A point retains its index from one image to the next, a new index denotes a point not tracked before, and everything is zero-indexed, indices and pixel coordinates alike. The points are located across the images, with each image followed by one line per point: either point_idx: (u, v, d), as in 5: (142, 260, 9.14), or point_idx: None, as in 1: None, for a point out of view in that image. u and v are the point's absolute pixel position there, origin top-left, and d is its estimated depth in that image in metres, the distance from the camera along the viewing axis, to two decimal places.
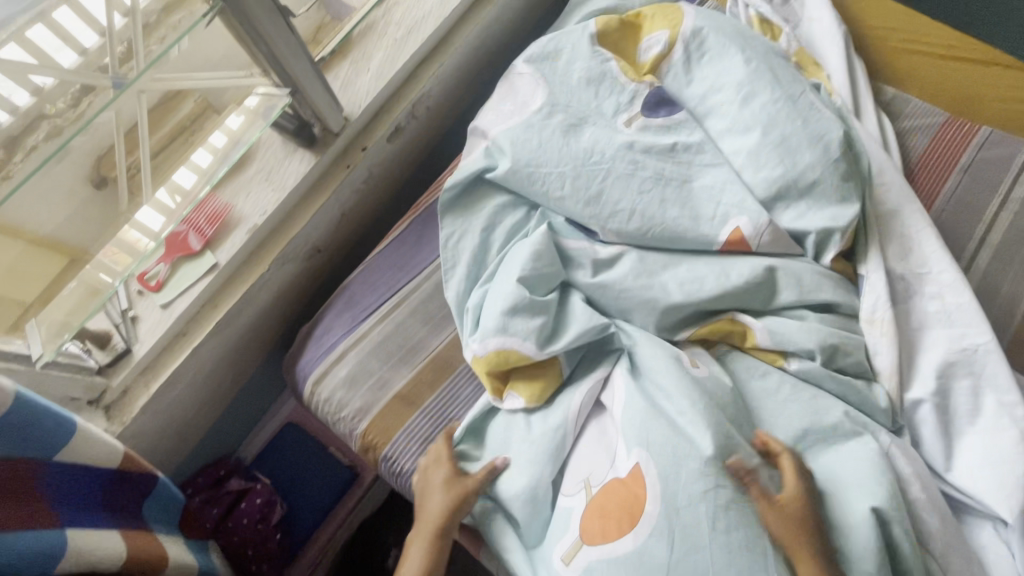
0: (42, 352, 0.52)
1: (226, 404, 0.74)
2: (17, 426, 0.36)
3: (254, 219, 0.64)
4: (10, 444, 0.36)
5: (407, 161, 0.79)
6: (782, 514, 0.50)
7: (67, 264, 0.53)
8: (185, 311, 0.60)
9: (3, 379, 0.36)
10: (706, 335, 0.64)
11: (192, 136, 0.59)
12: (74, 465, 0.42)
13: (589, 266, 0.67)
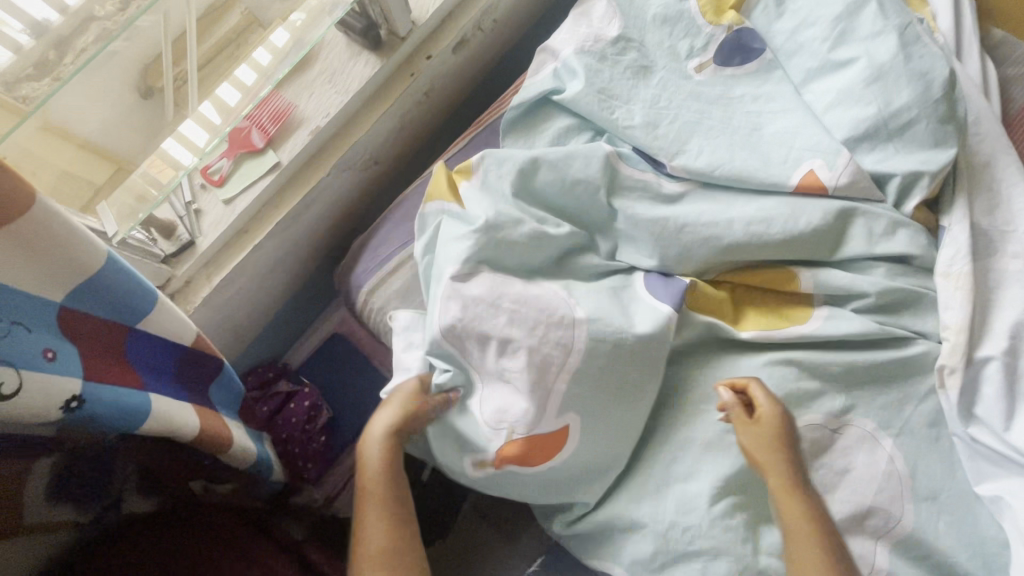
0: (117, 230, 0.53)
1: (276, 309, 0.75)
2: (99, 285, 0.36)
3: (316, 120, 0.62)
4: (95, 303, 0.37)
5: (468, 77, 0.76)
6: (777, 458, 0.54)
7: (114, 172, 0.53)
8: (246, 208, 0.60)
9: (96, 238, 0.35)
10: (738, 278, 0.64)
11: (239, 50, 0.57)
12: (152, 336, 0.42)
13: (646, 196, 0.65)
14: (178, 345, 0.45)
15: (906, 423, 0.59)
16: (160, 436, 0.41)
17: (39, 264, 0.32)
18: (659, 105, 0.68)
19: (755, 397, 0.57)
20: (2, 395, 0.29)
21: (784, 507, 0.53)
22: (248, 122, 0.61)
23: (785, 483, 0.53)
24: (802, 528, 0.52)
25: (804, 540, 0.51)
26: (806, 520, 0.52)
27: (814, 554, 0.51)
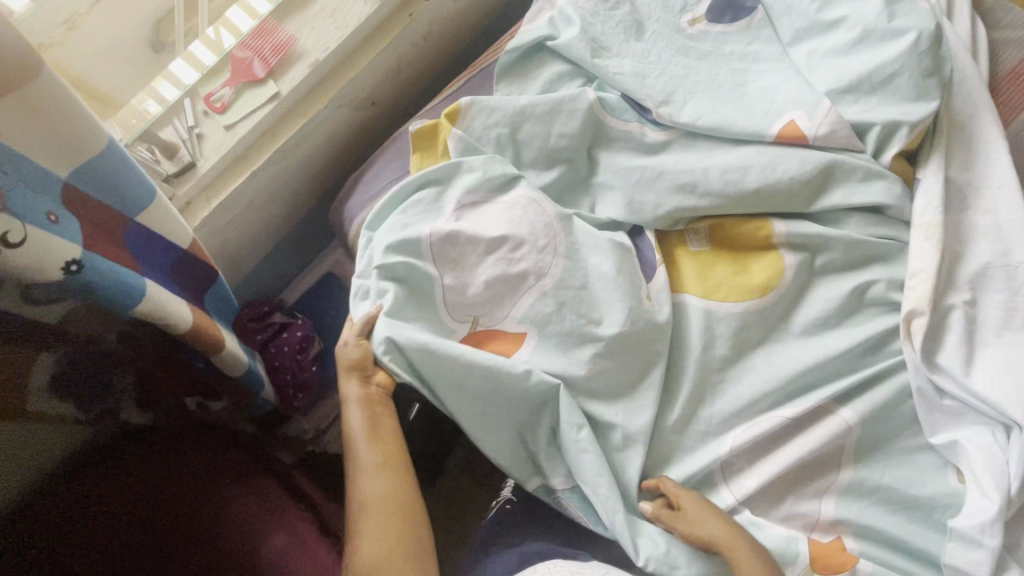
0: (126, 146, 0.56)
1: (271, 244, 0.78)
2: (100, 167, 0.39)
3: (316, 54, 0.64)
4: (92, 184, 0.39)
5: (466, 26, 0.78)
6: (712, 515, 0.55)
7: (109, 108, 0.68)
8: (246, 134, 0.63)
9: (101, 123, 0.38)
10: (714, 229, 0.66)
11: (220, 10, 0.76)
12: (151, 231, 0.45)
13: (631, 145, 0.67)
14: (176, 245, 0.47)
15: (869, 367, 0.61)
16: (153, 319, 0.43)
17: (49, 134, 0.35)
18: (648, 59, 0.70)
19: (675, 493, 0.57)
20: (8, 242, 0.32)
21: (735, 559, 0.53)
22: (249, 51, 0.64)
23: (730, 534, 0.54)
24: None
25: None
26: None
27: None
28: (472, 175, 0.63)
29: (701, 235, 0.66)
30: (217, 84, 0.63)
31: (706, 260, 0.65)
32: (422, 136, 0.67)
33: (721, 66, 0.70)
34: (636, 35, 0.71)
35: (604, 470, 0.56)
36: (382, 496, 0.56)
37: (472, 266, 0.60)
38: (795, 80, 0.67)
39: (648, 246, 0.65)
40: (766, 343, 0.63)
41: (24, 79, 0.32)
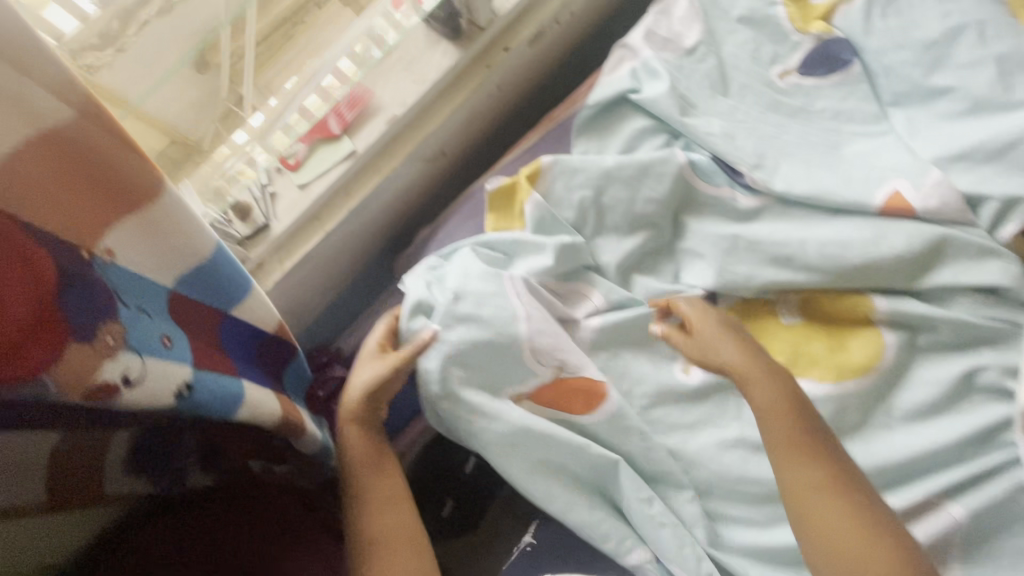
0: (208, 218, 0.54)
1: (333, 295, 0.75)
2: (201, 269, 0.36)
3: (393, 109, 0.62)
4: (192, 287, 0.36)
5: (541, 73, 0.75)
6: (732, 344, 0.55)
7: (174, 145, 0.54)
8: (321, 193, 0.60)
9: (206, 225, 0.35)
10: (807, 300, 0.62)
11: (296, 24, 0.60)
12: (241, 319, 0.42)
13: (718, 211, 0.63)
14: (261, 329, 0.45)
15: (979, 460, 0.57)
16: (249, 422, 0.41)
17: (159, 244, 0.33)
18: (737, 117, 0.66)
19: (683, 311, 0.58)
20: (127, 382, 0.29)
21: (751, 388, 0.53)
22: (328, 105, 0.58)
23: (746, 365, 0.54)
24: (806, 491, 0.50)
25: (830, 514, 0.48)
26: (819, 493, 0.49)
27: (862, 540, 0.47)
28: (546, 262, 0.59)
29: (792, 307, 0.62)
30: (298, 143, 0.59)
31: (794, 334, 0.61)
32: (497, 200, 0.64)
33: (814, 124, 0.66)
34: (722, 90, 0.67)
35: (686, 541, 0.54)
36: (392, 532, 0.56)
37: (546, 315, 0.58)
38: (897, 144, 0.63)
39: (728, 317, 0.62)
40: (865, 428, 0.59)
41: (137, 192, 0.30)
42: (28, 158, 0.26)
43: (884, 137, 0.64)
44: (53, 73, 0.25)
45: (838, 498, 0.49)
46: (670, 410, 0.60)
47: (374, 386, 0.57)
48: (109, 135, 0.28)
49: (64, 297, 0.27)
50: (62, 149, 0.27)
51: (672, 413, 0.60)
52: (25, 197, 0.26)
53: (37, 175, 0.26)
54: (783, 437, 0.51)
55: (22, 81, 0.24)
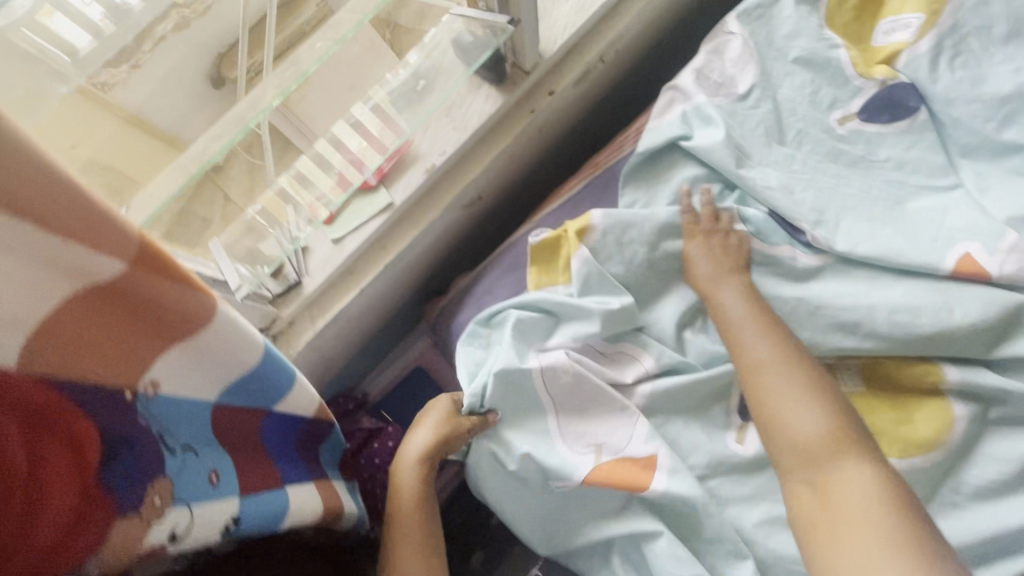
0: (241, 285, 0.50)
1: (360, 342, 0.71)
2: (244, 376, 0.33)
3: (432, 158, 0.59)
4: (235, 395, 0.34)
5: (584, 113, 0.71)
6: (710, 257, 0.59)
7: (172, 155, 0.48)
8: (356, 249, 0.57)
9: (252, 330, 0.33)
10: (867, 369, 0.59)
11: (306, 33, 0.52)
12: (289, 413, 0.39)
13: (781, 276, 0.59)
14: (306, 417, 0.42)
15: None
16: (291, 529, 0.38)
17: (204, 363, 0.31)
18: (795, 167, 0.62)
19: (696, 233, 0.60)
20: (172, 538, 0.29)
21: (713, 292, 0.58)
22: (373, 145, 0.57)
23: (714, 269, 0.58)
24: (758, 376, 0.53)
25: (780, 395, 0.51)
26: (774, 374, 0.52)
27: (812, 416, 0.49)
28: (593, 330, 0.56)
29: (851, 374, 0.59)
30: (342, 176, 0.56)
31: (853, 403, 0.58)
32: (539, 254, 0.60)
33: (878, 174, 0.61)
34: (778, 138, 0.64)
35: None
36: None
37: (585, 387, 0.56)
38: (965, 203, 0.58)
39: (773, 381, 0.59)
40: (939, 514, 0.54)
41: (189, 314, 0.29)
42: (70, 311, 0.24)
43: (954, 194, 0.59)
44: (103, 219, 0.24)
45: (794, 379, 0.51)
46: (724, 483, 0.57)
47: (439, 440, 0.56)
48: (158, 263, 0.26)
49: (110, 466, 0.26)
50: (114, 291, 0.25)
51: (726, 487, 0.56)
52: (73, 356, 0.25)
53: (86, 322, 0.25)
54: (748, 338, 0.54)
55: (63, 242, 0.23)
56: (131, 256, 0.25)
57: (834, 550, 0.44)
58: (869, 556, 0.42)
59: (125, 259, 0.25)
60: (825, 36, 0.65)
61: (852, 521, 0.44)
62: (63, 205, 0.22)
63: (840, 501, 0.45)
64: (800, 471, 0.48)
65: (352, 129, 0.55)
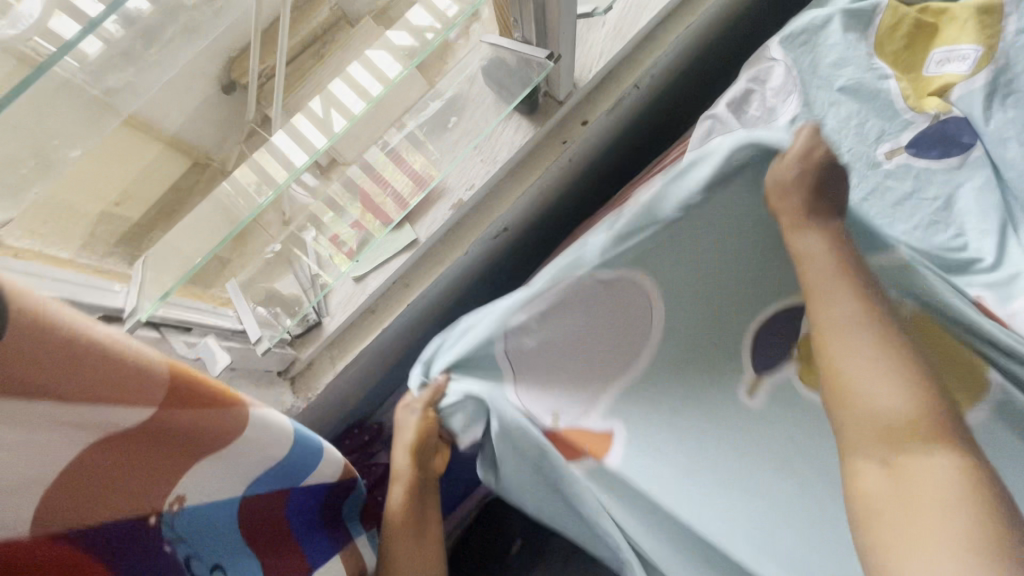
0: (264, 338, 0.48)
1: (378, 375, 0.68)
2: (266, 467, 0.32)
3: (458, 193, 0.56)
4: (256, 487, 0.33)
5: (616, 140, 0.67)
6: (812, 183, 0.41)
7: (190, 167, 0.46)
8: (379, 288, 0.54)
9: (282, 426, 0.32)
10: None
11: (325, 48, 0.47)
12: (320, 486, 0.39)
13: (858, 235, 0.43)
14: (334, 486, 0.41)
15: None
16: None
17: (231, 465, 0.30)
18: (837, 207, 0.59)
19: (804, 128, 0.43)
20: None
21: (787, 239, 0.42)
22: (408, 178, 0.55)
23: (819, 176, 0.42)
24: (840, 332, 0.39)
25: (866, 358, 0.38)
26: (857, 333, 0.38)
27: (890, 385, 0.36)
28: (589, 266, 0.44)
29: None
30: (377, 208, 0.54)
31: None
32: None
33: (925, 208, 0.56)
34: None
35: None
36: None
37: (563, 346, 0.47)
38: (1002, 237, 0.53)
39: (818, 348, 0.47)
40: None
41: (222, 429, 0.28)
42: (94, 459, 0.24)
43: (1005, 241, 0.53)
44: (136, 371, 0.22)
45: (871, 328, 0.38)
46: None
47: (420, 442, 0.50)
48: (192, 391, 0.25)
49: None
50: (146, 430, 0.25)
51: None
52: (98, 499, 0.25)
53: (114, 461, 0.25)
54: (823, 270, 0.40)
55: (89, 404, 0.21)
56: (164, 394, 0.24)
57: (891, 544, 0.33)
58: (925, 551, 0.31)
59: (159, 399, 0.24)
60: (875, 65, 0.61)
61: (923, 517, 0.33)
62: (96, 372, 0.21)
63: (916, 491, 0.34)
64: (877, 458, 0.36)
65: (387, 157, 0.54)
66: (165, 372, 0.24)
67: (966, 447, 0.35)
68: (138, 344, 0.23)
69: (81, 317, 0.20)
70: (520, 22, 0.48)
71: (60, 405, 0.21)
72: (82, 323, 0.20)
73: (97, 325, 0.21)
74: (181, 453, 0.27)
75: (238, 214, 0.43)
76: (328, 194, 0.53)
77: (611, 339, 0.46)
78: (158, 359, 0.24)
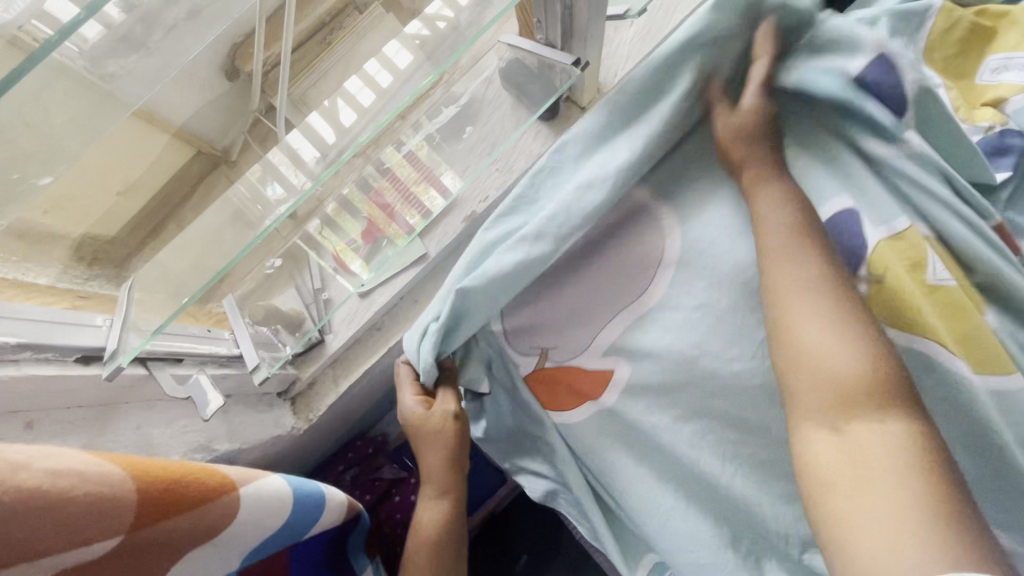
0: (262, 368, 0.45)
1: (382, 389, 0.65)
2: (263, 528, 0.31)
3: (472, 205, 0.53)
4: (257, 548, 0.32)
5: None
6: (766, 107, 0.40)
7: (193, 156, 0.43)
8: (384, 304, 0.51)
9: (281, 488, 0.31)
10: None
11: (332, 38, 0.42)
12: (326, 533, 0.39)
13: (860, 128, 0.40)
14: (339, 529, 0.41)
15: None
16: None
17: (229, 545, 0.29)
18: None
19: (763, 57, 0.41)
20: None
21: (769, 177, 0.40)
22: (421, 177, 0.51)
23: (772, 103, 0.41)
24: (795, 287, 0.34)
25: (818, 317, 0.33)
26: (805, 289, 0.34)
27: (839, 345, 0.32)
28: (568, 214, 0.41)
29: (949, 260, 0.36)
30: (395, 215, 0.51)
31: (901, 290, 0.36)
32: None
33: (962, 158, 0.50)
34: None
35: None
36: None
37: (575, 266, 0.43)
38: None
39: (859, 232, 0.37)
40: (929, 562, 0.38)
41: (211, 522, 0.27)
42: None
43: None
44: (91, 500, 0.21)
45: (814, 280, 0.34)
46: None
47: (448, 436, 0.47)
48: (164, 494, 0.24)
49: None
50: (131, 548, 0.24)
51: None
52: None
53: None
54: (779, 222, 0.37)
55: (48, 545, 0.21)
56: (135, 514, 0.23)
57: (851, 528, 0.28)
58: (885, 530, 0.27)
59: (129, 514, 0.23)
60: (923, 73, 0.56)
61: (872, 484, 0.29)
62: (44, 517, 0.20)
63: (867, 457, 0.29)
64: (824, 418, 0.31)
65: (402, 157, 0.49)
66: (132, 491, 0.23)
67: (924, 416, 0.31)
68: (101, 473, 0.22)
69: (6, 464, 0.19)
70: (544, 23, 0.44)
71: (34, 558, 0.20)
72: (6, 473, 0.19)
73: (28, 468, 0.20)
74: (176, 552, 0.27)
75: (254, 221, 0.39)
76: (339, 193, 0.49)
77: (607, 275, 0.42)
78: (115, 474, 0.22)
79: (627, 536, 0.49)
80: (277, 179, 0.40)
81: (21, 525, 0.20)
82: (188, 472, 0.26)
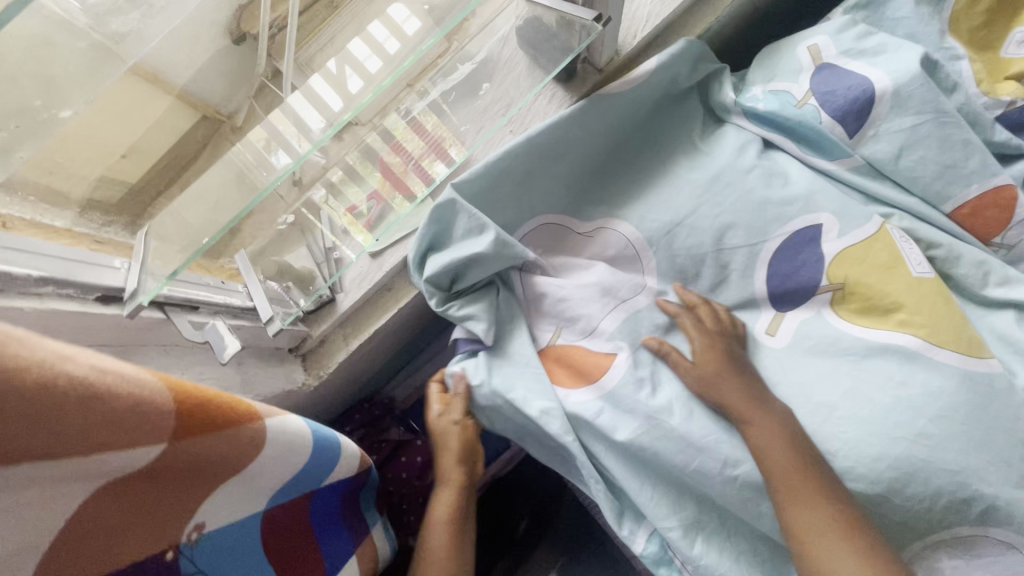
0: (276, 321, 0.45)
1: (390, 353, 0.66)
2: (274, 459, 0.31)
3: None
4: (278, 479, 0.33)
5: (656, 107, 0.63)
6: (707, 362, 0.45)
7: (200, 120, 0.42)
8: (396, 264, 0.52)
9: (298, 428, 0.33)
10: None
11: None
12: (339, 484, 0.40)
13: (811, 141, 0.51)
14: (354, 480, 0.42)
15: None
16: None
17: (252, 478, 0.31)
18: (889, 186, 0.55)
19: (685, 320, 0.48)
20: None
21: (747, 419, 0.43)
22: (429, 149, 0.50)
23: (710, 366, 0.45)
24: (813, 528, 0.39)
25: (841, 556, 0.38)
26: (823, 530, 0.38)
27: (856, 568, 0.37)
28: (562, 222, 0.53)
29: (922, 258, 0.45)
30: (402, 179, 0.49)
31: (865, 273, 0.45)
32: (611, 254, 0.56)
33: (980, 129, 0.52)
34: None
35: None
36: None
37: (580, 265, 0.51)
38: None
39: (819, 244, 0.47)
40: (904, 543, 0.40)
41: (239, 447, 0.28)
42: (106, 506, 0.24)
43: None
44: (131, 402, 0.22)
45: (830, 516, 0.39)
46: None
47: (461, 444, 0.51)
48: (197, 408, 0.25)
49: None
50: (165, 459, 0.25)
51: None
52: (131, 527, 0.25)
53: (124, 507, 0.25)
54: (780, 459, 0.40)
55: (90, 439, 0.21)
56: (172, 420, 0.24)
57: None
58: None
59: (169, 421, 0.24)
60: (947, 44, 0.55)
61: None
62: (87, 412, 0.20)
63: None
64: None
65: (407, 127, 0.48)
66: (167, 400, 0.24)
67: None
68: (137, 376, 0.22)
69: (49, 354, 0.19)
70: None
71: (77, 452, 0.21)
72: (55, 362, 0.19)
73: (73, 360, 0.20)
74: (207, 474, 0.28)
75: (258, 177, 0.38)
76: (344, 161, 0.47)
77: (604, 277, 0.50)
78: (152, 383, 0.23)
79: (628, 501, 0.51)
80: (284, 149, 0.38)
81: (66, 415, 0.20)
82: (218, 397, 0.27)
